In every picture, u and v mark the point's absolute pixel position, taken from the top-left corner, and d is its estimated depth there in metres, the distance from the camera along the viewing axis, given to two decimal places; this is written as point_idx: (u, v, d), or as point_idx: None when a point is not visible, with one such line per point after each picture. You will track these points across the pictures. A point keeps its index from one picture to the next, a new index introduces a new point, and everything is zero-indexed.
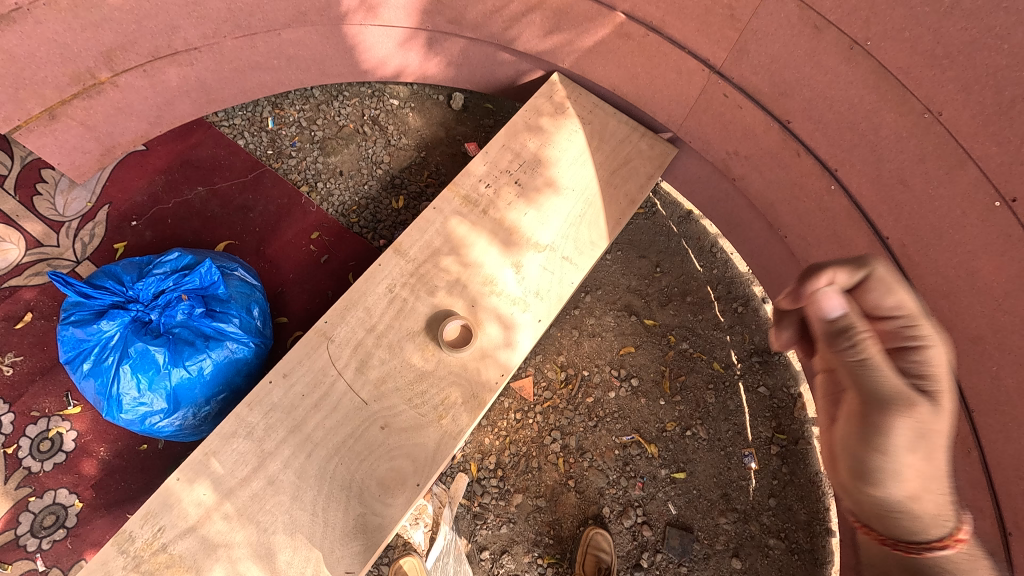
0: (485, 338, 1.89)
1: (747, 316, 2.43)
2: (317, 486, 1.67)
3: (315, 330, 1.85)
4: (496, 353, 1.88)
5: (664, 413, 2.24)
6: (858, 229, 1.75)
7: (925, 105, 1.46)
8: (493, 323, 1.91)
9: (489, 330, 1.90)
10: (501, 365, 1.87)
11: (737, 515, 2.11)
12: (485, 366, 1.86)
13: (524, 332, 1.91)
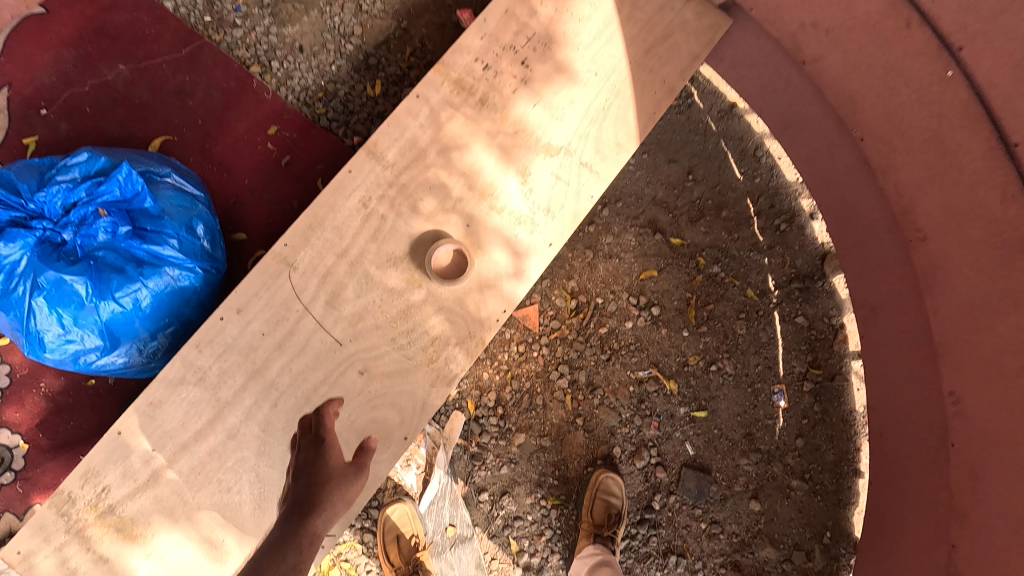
0: (486, 265, 1.56)
1: (790, 235, 2.06)
2: (286, 440, 1.43)
3: (273, 254, 1.49)
4: (501, 284, 1.57)
5: (686, 345, 1.97)
6: (971, 130, 1.32)
7: None
8: (497, 246, 1.57)
9: (493, 255, 1.56)
10: (506, 297, 1.57)
11: (759, 456, 1.93)
12: (487, 298, 1.56)
13: (535, 258, 1.59)
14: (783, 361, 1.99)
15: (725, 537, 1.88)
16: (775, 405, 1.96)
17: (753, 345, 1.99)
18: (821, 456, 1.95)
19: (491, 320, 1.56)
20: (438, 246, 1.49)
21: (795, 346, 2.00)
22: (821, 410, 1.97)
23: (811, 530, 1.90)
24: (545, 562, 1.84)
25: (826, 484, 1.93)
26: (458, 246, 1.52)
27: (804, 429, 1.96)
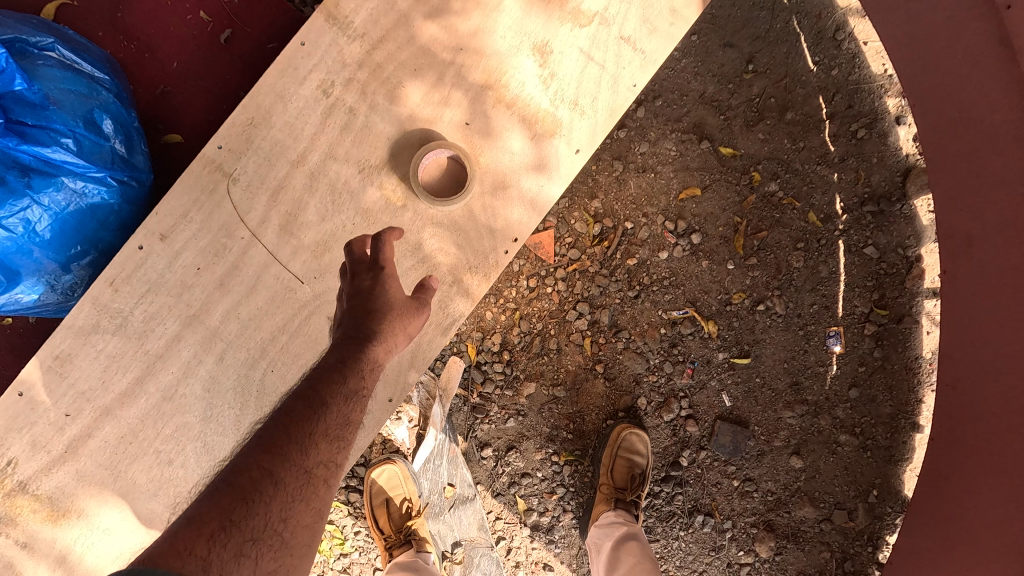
0: (496, 165, 1.18)
1: (867, 146, 1.65)
2: (238, 404, 1.13)
3: (204, 160, 1.11)
4: (518, 186, 1.20)
5: (730, 281, 1.63)
6: None
7: None
8: (513, 136, 1.18)
9: (507, 149, 1.18)
10: (527, 203, 1.20)
11: (805, 408, 1.67)
12: (502, 206, 1.19)
13: (562, 154, 1.20)
14: (843, 300, 1.67)
15: (759, 495, 1.67)
16: (830, 351, 1.66)
17: (810, 281, 1.65)
18: (876, 409, 1.68)
19: (506, 236, 1.20)
20: (426, 153, 1.13)
21: (859, 282, 1.67)
22: (882, 356, 1.68)
23: (856, 489, 1.68)
24: (556, 522, 1.62)
25: (878, 439, 1.68)
26: (453, 152, 1.15)
27: (859, 378, 1.68)
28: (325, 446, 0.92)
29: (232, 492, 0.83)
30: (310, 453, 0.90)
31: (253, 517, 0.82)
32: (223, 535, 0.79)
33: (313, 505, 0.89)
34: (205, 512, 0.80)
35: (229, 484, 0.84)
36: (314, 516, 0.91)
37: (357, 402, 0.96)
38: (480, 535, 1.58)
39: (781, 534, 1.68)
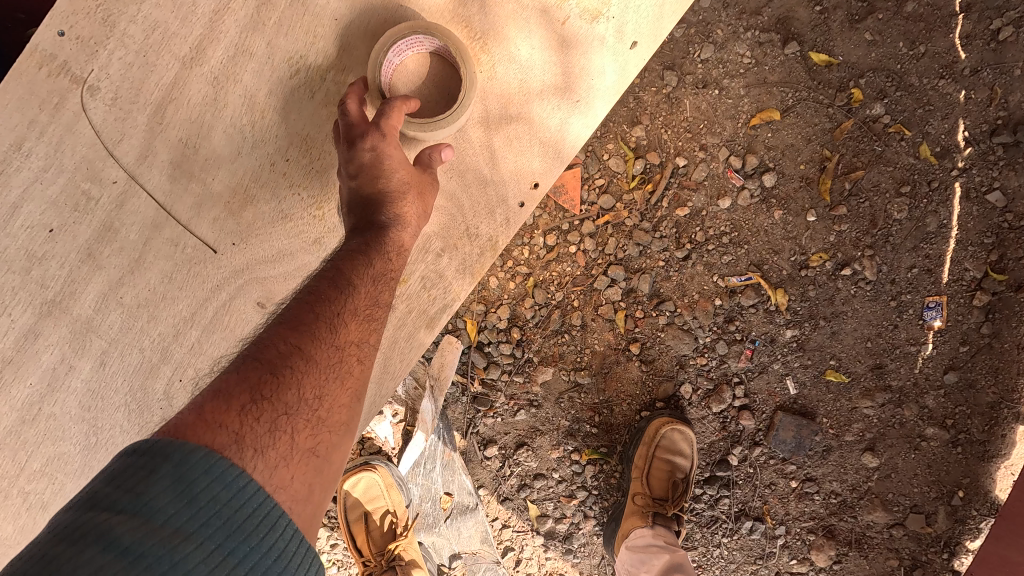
0: (504, 73, 0.78)
1: (1010, 52, 1.20)
2: (133, 428, 0.77)
3: (38, 56, 0.69)
4: (535, 111, 0.80)
5: (809, 238, 1.25)
6: None
7: None
8: (536, 22, 0.78)
9: (523, 43, 0.78)
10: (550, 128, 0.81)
11: (888, 397, 1.33)
12: (515, 133, 0.81)
13: (606, 55, 0.80)
14: (950, 261, 1.29)
15: (821, 497, 1.37)
16: (926, 326, 1.30)
17: (912, 237, 1.27)
18: (975, 397, 1.35)
19: (525, 173, 0.82)
20: (391, 42, 0.71)
21: (974, 239, 1.28)
22: (992, 333, 1.32)
23: (937, 489, 1.39)
24: (575, 529, 1.33)
25: (973, 433, 1.36)
26: (436, 40, 0.73)
27: (958, 360, 1.33)
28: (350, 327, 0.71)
29: (260, 364, 0.65)
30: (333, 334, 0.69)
31: (283, 391, 0.64)
32: (255, 408, 0.62)
33: (350, 384, 0.70)
34: (231, 383, 0.63)
35: (256, 355, 0.66)
36: (354, 397, 0.71)
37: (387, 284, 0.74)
38: (484, 548, 1.31)
39: (842, 541, 1.40)
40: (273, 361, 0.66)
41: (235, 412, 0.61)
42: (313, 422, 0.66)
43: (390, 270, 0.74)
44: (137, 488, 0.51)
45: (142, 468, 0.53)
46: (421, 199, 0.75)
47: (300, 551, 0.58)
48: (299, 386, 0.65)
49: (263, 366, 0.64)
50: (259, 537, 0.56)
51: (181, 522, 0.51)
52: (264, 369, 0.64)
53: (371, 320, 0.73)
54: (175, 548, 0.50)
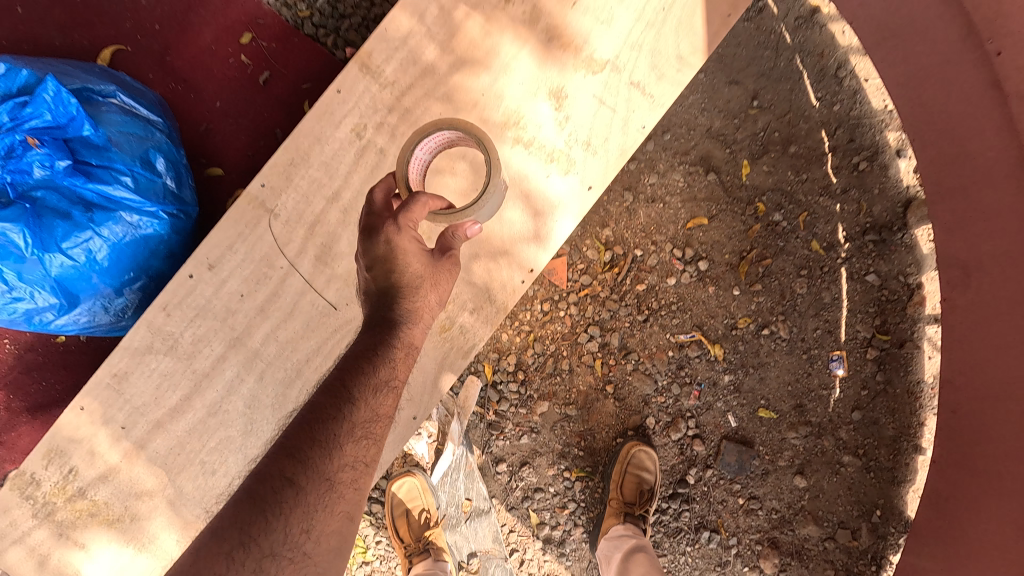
0: (504, 213, 1.27)
1: (868, 178, 1.71)
2: (276, 419, 1.22)
3: (247, 197, 1.22)
4: (525, 232, 1.28)
5: (736, 306, 1.70)
6: None
7: None
8: (522, 180, 1.27)
9: (514, 193, 1.28)
10: (535, 239, 1.29)
11: (809, 429, 1.72)
12: (514, 246, 1.29)
13: (567, 195, 1.29)
14: (845, 325, 1.73)
15: (764, 513, 1.72)
16: (832, 374, 1.72)
17: (814, 306, 1.72)
18: (879, 431, 1.74)
19: (522, 267, 1.30)
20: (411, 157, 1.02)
21: (861, 308, 1.73)
22: (884, 380, 1.74)
23: (859, 509, 1.73)
24: (567, 536, 1.68)
25: (881, 460, 1.74)
26: (457, 132, 1.02)
27: (862, 401, 1.73)
28: (352, 445, 0.96)
29: (254, 507, 0.87)
30: (337, 456, 0.94)
31: (271, 533, 0.86)
32: (242, 552, 0.83)
33: (339, 511, 0.93)
34: (228, 529, 0.85)
35: (251, 498, 0.88)
36: (343, 517, 0.94)
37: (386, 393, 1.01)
38: (495, 546, 1.66)
39: (785, 551, 1.73)
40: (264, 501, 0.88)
41: (226, 557, 0.83)
42: (300, 556, 0.88)
43: (391, 380, 1.02)
44: None
45: None
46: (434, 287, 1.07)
47: None
48: (290, 520, 0.88)
49: (257, 508, 0.87)
50: None
51: None
52: (260, 510, 0.87)
53: (372, 430, 0.99)
54: None
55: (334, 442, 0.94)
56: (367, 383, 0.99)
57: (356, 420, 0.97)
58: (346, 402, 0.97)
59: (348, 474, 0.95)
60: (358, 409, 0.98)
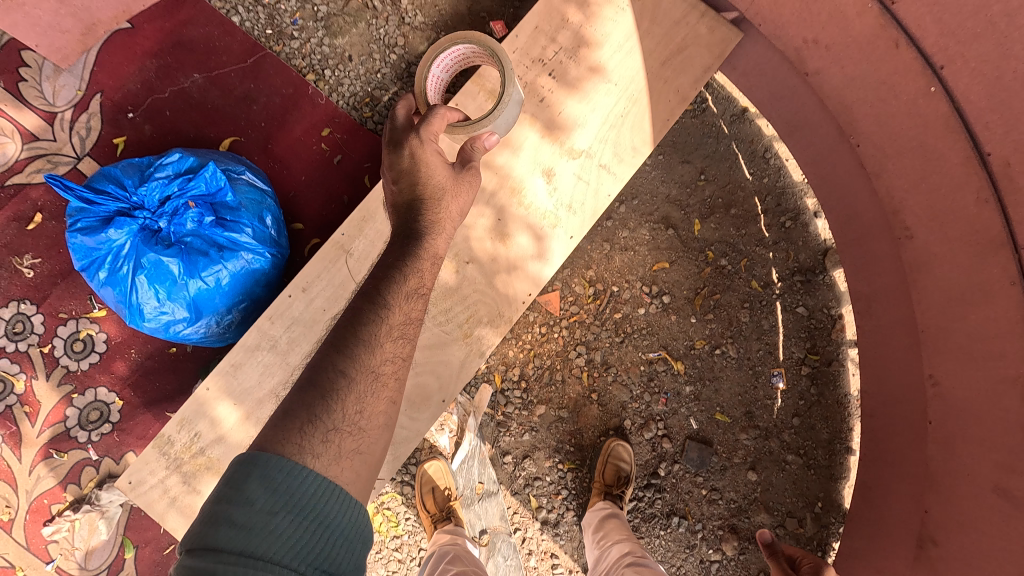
0: (514, 247, 1.75)
1: (794, 232, 2.21)
2: None
3: (332, 242, 1.74)
4: (526, 265, 1.76)
5: (693, 331, 2.16)
6: (906, 155, 1.63)
7: (948, 89, 1.45)
8: (523, 230, 1.76)
9: (521, 236, 1.75)
10: (537, 265, 1.76)
11: (757, 432, 2.12)
12: (516, 277, 1.75)
13: (559, 238, 1.78)
14: (783, 347, 2.17)
15: (723, 502, 2.09)
16: (774, 386, 2.15)
17: (756, 332, 2.17)
18: (816, 434, 2.13)
19: (527, 287, 1.76)
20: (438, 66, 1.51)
21: (795, 334, 2.17)
22: (818, 392, 2.15)
23: (803, 500, 2.10)
24: (561, 518, 2.07)
25: (819, 459, 2.12)
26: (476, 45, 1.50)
27: (800, 409, 2.14)
28: (391, 343, 1.15)
29: (315, 391, 1.03)
30: (378, 351, 1.12)
31: (332, 412, 1.02)
32: (310, 425, 0.99)
33: (384, 395, 1.10)
34: (296, 408, 1.01)
35: (310, 381, 1.05)
36: (389, 402, 1.11)
37: (414, 300, 1.24)
38: (501, 523, 2.04)
39: (743, 536, 2.09)
40: (323, 385, 1.05)
41: (298, 430, 0.98)
42: (356, 428, 1.04)
43: (419, 289, 1.26)
44: (240, 488, 0.88)
45: (241, 472, 0.90)
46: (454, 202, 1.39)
47: (354, 517, 0.96)
48: (346, 403, 1.04)
49: (318, 392, 1.03)
50: (325, 505, 0.93)
51: (269, 506, 0.88)
52: (320, 393, 1.03)
53: (404, 330, 1.19)
54: (269, 523, 0.86)
55: (374, 339, 1.13)
56: (398, 290, 1.21)
57: (392, 321, 1.17)
58: (382, 307, 1.17)
59: (389, 365, 1.13)
60: (391, 312, 1.18)
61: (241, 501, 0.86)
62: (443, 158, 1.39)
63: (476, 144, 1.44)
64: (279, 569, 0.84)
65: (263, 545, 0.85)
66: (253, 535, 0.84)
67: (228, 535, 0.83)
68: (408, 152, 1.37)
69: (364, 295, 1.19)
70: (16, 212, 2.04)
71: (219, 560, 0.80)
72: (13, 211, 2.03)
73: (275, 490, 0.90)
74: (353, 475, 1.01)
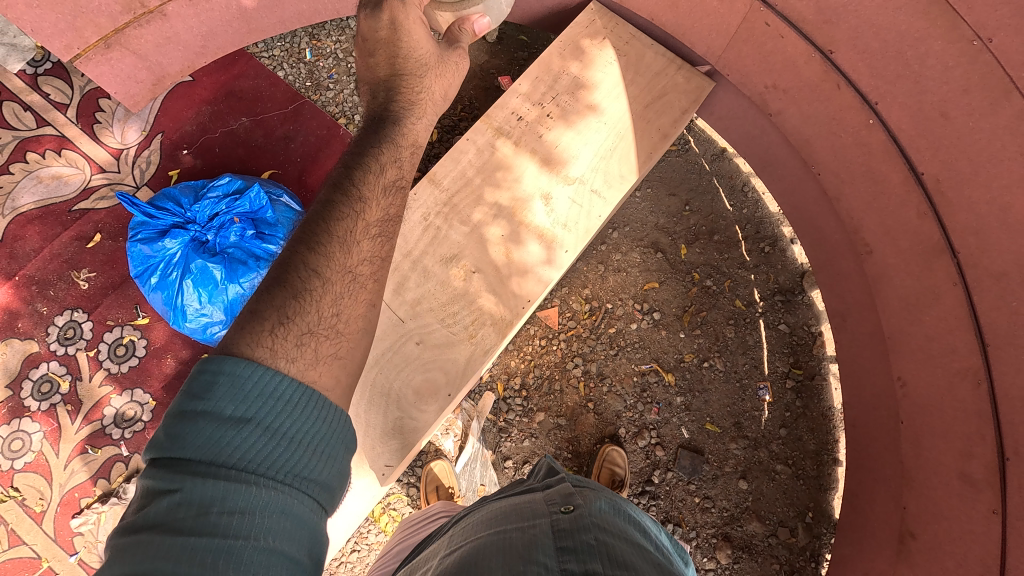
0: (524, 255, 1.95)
1: (773, 256, 2.41)
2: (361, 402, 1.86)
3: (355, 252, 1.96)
4: (537, 270, 1.95)
5: (682, 345, 2.33)
6: (854, 180, 1.86)
7: (885, 123, 1.71)
8: (534, 240, 1.97)
9: (534, 244, 1.96)
10: (547, 269, 1.94)
11: (747, 442, 2.24)
12: (526, 281, 1.93)
13: (570, 245, 1.97)
14: (767, 361, 2.32)
15: (716, 510, 2.20)
16: (761, 399, 2.28)
17: (741, 347, 2.33)
18: (803, 445, 2.24)
19: (536, 286, 1.93)
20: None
21: (778, 349, 2.32)
22: (803, 405, 2.27)
23: (794, 510, 2.20)
24: None
25: (807, 469, 2.22)
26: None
27: (787, 421, 2.26)
28: (367, 242, 1.22)
29: (289, 293, 1.08)
30: (355, 250, 1.19)
31: (306, 314, 1.06)
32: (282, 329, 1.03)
33: (362, 297, 1.16)
34: (264, 310, 1.04)
35: (279, 282, 1.09)
36: (366, 307, 1.17)
37: (393, 195, 1.32)
38: None
39: (736, 545, 2.19)
40: (295, 286, 1.09)
41: (269, 332, 1.02)
42: (333, 332, 1.09)
43: (399, 183, 1.35)
44: (206, 396, 0.90)
45: (207, 381, 0.92)
46: (440, 81, 1.50)
47: (328, 423, 0.98)
48: (321, 303, 1.10)
49: (290, 291, 1.08)
50: (296, 412, 0.96)
51: (239, 413, 0.90)
52: (292, 293, 1.08)
53: (382, 228, 1.26)
54: (240, 429, 0.89)
55: (350, 237, 1.19)
56: (372, 174, 1.30)
57: (368, 216, 1.24)
58: (355, 200, 1.24)
59: (366, 267, 1.19)
60: (367, 208, 1.25)
61: (209, 412, 0.89)
62: (426, 27, 1.43)
63: (464, 26, 1.54)
64: (251, 476, 0.86)
65: (234, 452, 0.87)
66: (223, 445, 0.87)
67: (198, 447, 0.86)
68: (388, 17, 1.39)
69: (338, 189, 1.25)
70: (78, 232, 2.29)
71: (188, 469, 0.83)
72: (76, 231, 2.29)
73: (244, 401, 0.92)
74: (331, 381, 1.05)
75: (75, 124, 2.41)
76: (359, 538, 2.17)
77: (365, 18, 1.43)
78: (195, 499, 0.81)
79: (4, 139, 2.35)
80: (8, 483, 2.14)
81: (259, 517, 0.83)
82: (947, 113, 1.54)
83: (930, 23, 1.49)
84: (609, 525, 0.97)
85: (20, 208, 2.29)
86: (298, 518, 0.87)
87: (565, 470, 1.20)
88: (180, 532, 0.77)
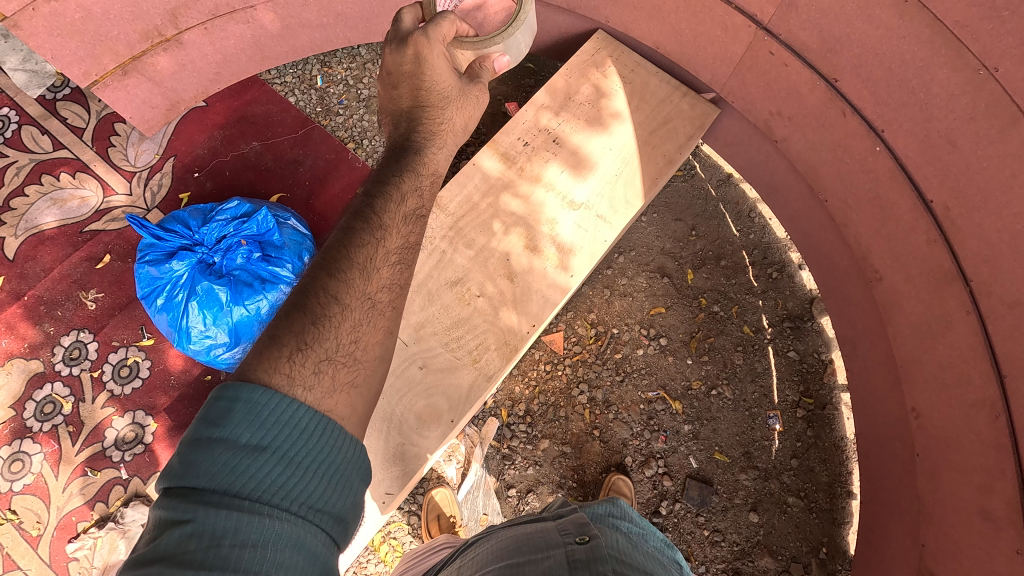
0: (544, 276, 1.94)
1: (781, 282, 2.38)
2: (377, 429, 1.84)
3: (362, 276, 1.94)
4: (552, 278, 1.95)
5: (690, 371, 2.29)
6: (861, 205, 1.85)
7: (891, 149, 1.70)
8: (550, 250, 1.97)
9: (549, 254, 1.97)
10: (562, 277, 1.95)
11: (757, 472, 2.18)
12: (544, 289, 1.94)
13: (581, 256, 1.97)
14: (777, 389, 2.27)
15: (726, 544, 2.14)
16: (771, 428, 2.23)
17: (750, 374, 2.28)
18: (815, 477, 2.18)
19: (555, 291, 1.93)
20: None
21: (788, 376, 2.28)
22: (814, 434, 2.21)
23: (808, 545, 2.13)
24: None
25: (820, 502, 2.15)
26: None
27: (798, 451, 2.20)
28: (387, 268, 1.20)
29: (308, 318, 1.07)
30: (375, 276, 1.17)
31: (325, 341, 1.05)
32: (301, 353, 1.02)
33: (380, 324, 1.14)
34: (284, 336, 1.03)
35: (296, 307, 1.08)
36: (385, 333, 1.14)
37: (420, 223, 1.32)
38: None
39: None
40: (315, 312, 1.08)
41: (287, 359, 1.00)
42: (351, 359, 1.07)
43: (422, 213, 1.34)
44: (223, 423, 0.89)
45: (225, 407, 0.91)
46: (463, 114, 1.49)
47: (344, 451, 0.97)
48: (340, 330, 1.08)
49: (309, 318, 1.06)
50: (312, 440, 0.94)
51: (254, 440, 0.89)
52: (311, 318, 1.07)
53: (401, 255, 1.24)
54: (255, 458, 0.88)
55: (370, 263, 1.18)
56: (394, 198, 1.30)
57: (388, 244, 1.22)
58: (377, 228, 1.23)
59: (385, 294, 1.17)
60: (387, 235, 1.24)
61: (225, 440, 0.87)
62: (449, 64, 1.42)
63: (485, 64, 1.51)
64: (264, 508, 0.84)
65: (248, 481, 0.86)
66: (237, 474, 0.85)
67: (212, 476, 0.84)
68: (413, 51, 1.39)
69: (359, 216, 1.25)
70: (88, 253, 2.31)
71: (201, 499, 0.82)
72: (86, 252, 2.31)
73: (260, 428, 0.91)
74: (347, 410, 1.02)
75: (90, 147, 2.46)
76: (358, 568, 2.11)
77: (390, 53, 1.43)
78: (206, 530, 0.79)
79: (21, 162, 2.40)
80: (6, 505, 2.12)
81: (271, 551, 0.80)
82: (955, 141, 1.53)
83: (934, 51, 1.50)
84: (627, 558, 0.95)
85: (33, 229, 2.33)
86: (309, 553, 0.85)
87: (576, 501, 1.17)
88: (191, 566, 0.75)
